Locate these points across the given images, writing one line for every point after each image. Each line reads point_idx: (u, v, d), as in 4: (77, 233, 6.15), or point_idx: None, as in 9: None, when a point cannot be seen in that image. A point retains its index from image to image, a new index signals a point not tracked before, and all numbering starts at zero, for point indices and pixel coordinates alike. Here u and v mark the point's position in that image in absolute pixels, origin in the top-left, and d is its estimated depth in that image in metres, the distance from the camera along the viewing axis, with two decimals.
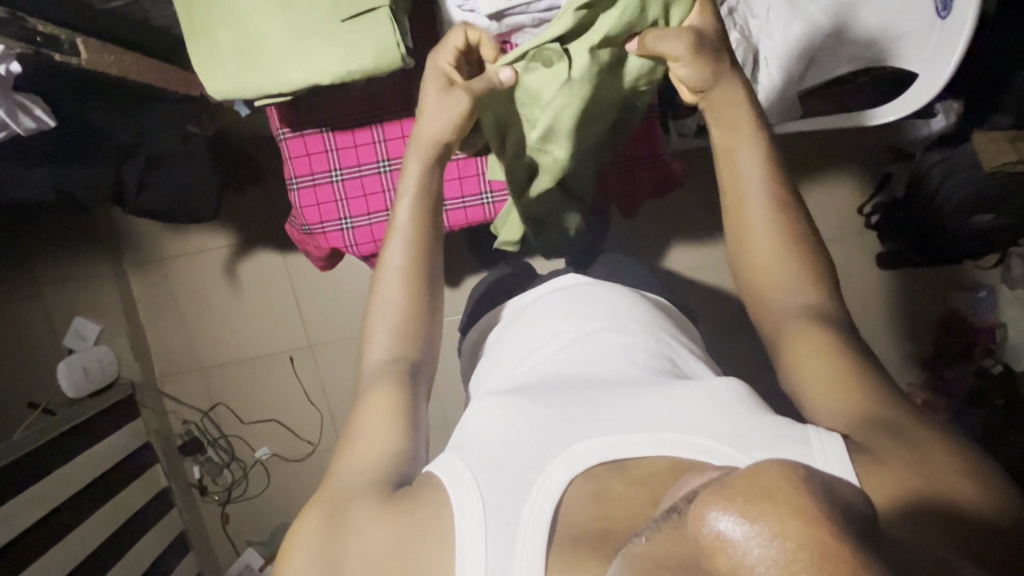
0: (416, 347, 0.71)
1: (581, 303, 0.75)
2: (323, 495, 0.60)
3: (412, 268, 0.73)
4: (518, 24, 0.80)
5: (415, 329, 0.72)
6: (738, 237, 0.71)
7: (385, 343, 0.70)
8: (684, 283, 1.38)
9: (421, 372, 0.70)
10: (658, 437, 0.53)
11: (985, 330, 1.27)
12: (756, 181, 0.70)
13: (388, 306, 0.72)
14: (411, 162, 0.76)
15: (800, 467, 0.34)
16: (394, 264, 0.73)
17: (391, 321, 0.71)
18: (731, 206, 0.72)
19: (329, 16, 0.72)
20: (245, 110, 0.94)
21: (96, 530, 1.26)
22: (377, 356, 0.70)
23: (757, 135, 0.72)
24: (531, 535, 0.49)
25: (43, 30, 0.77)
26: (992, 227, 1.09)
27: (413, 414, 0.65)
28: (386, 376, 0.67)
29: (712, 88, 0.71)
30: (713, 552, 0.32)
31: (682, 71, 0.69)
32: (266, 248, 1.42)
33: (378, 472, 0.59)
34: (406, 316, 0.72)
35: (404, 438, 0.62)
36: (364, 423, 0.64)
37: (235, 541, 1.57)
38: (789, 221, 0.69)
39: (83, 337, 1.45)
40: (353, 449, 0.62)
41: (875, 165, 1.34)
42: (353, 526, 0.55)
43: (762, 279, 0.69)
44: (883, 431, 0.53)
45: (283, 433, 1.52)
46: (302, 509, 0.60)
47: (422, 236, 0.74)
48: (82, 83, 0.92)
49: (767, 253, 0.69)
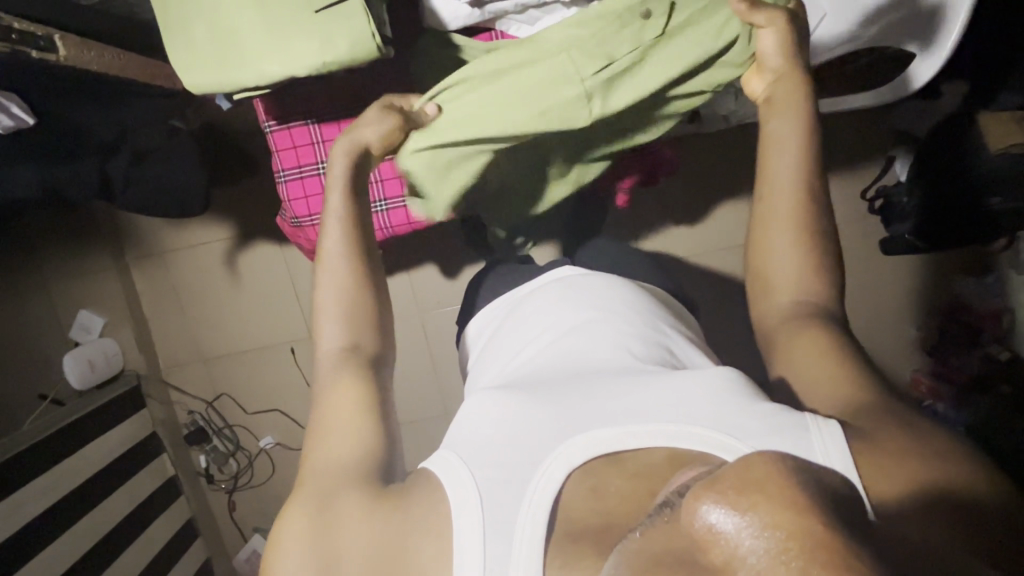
0: (373, 338, 0.71)
1: (574, 293, 0.74)
2: (302, 496, 0.59)
3: (345, 251, 0.73)
4: (502, 10, 0.81)
5: (367, 316, 0.71)
6: (761, 233, 0.70)
7: (335, 331, 0.70)
8: (681, 270, 1.37)
9: (384, 361, 0.71)
10: (656, 428, 0.52)
11: (991, 318, 1.25)
12: (788, 172, 0.70)
13: (337, 296, 0.71)
14: (336, 159, 0.76)
15: (788, 458, 0.34)
16: (333, 251, 0.73)
17: (337, 307, 0.71)
18: (765, 195, 0.71)
19: (304, 7, 0.71)
20: (229, 104, 0.95)
21: (105, 515, 1.30)
22: (332, 345, 0.69)
23: (803, 131, 0.71)
24: (529, 531, 0.49)
25: (19, 27, 0.79)
26: (999, 213, 1.05)
27: (384, 407, 0.65)
28: (350, 365, 0.67)
29: (783, 79, 0.73)
30: (706, 544, 0.32)
31: (770, 41, 0.74)
32: (265, 240, 1.43)
33: (355, 468, 0.59)
34: (354, 305, 0.71)
35: (377, 433, 0.62)
36: (329, 420, 0.63)
37: (242, 529, 1.60)
38: (805, 205, 0.68)
39: (88, 330, 1.48)
40: (325, 446, 0.62)
41: (880, 148, 1.31)
42: (341, 523, 0.56)
43: (767, 275, 0.68)
44: (868, 422, 0.53)
45: (287, 422, 1.54)
46: (282, 512, 0.60)
47: (354, 225, 0.74)
48: (60, 82, 0.92)
49: (779, 251, 0.68)
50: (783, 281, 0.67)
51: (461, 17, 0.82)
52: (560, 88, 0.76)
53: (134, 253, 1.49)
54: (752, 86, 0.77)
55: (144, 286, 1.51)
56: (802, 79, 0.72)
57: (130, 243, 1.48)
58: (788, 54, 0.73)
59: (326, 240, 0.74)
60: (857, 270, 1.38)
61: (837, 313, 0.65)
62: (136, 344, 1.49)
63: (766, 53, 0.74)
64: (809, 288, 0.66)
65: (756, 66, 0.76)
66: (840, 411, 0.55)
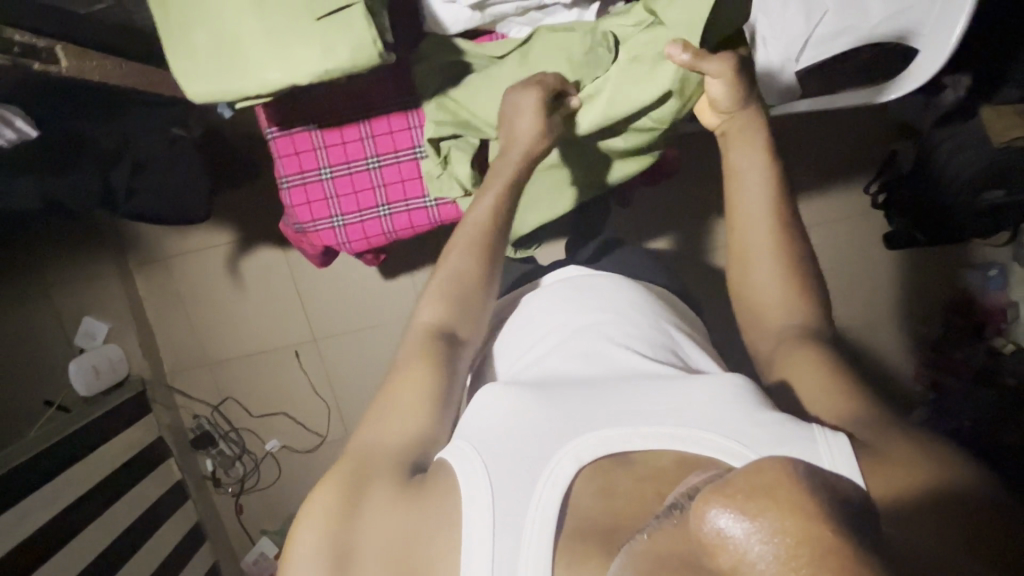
0: (465, 319, 0.69)
1: (585, 293, 0.74)
2: (340, 470, 0.59)
3: (470, 244, 0.72)
4: (502, 12, 0.80)
5: (470, 301, 0.70)
6: (738, 265, 0.71)
7: (435, 309, 0.69)
8: (684, 267, 1.36)
9: (463, 348, 0.68)
10: (662, 430, 0.53)
11: (997, 311, 1.27)
12: (759, 206, 0.71)
13: (448, 278, 0.70)
14: (504, 163, 0.75)
15: (799, 464, 0.34)
16: (464, 239, 0.73)
17: (444, 288, 0.70)
18: (736, 226, 0.72)
19: (304, 15, 0.71)
20: (230, 112, 0.96)
21: (114, 521, 1.31)
22: (424, 322, 0.68)
23: (766, 163, 0.72)
24: (538, 529, 0.49)
25: (21, 39, 0.77)
26: (999, 206, 1.06)
27: (447, 393, 0.64)
28: (426, 346, 0.66)
29: (735, 117, 0.74)
30: (714, 549, 0.32)
31: (717, 89, 0.73)
32: (267, 244, 1.43)
33: (397, 453, 0.59)
34: (465, 288, 0.70)
35: (433, 422, 0.62)
36: (396, 393, 0.63)
37: (250, 532, 1.61)
38: (782, 237, 0.70)
39: (93, 336, 1.49)
40: (382, 419, 0.61)
41: (882, 143, 1.31)
42: (368, 506, 0.56)
43: (755, 300, 0.69)
44: (868, 428, 0.53)
45: (291, 425, 1.54)
46: (331, 465, 0.60)
47: (492, 231, 0.73)
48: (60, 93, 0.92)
49: (763, 279, 0.69)
50: (771, 303, 0.68)
51: (462, 21, 0.81)
52: None
53: (137, 258, 1.49)
54: (706, 119, 0.78)
55: (148, 292, 1.51)
56: (752, 115, 0.74)
57: (133, 249, 1.48)
58: (737, 95, 0.73)
59: (461, 232, 0.73)
60: (860, 266, 1.38)
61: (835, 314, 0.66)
62: (141, 350, 1.50)
63: (712, 97, 0.74)
64: (799, 305, 0.67)
65: (707, 101, 0.75)
66: (847, 415, 0.55)
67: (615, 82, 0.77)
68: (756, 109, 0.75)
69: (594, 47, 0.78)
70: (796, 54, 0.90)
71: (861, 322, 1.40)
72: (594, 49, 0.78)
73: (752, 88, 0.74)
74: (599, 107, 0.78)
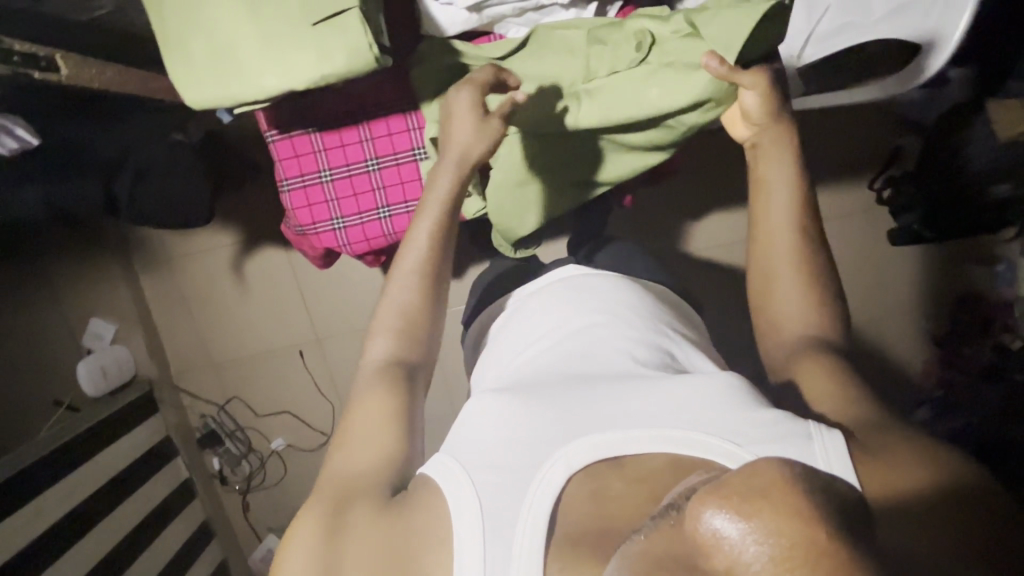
0: (417, 349, 0.70)
1: (580, 295, 0.74)
2: (311, 510, 0.60)
3: (416, 270, 0.72)
4: (498, 14, 0.82)
5: (419, 328, 0.71)
6: (762, 282, 0.71)
7: (384, 344, 0.69)
8: (686, 265, 1.36)
9: (419, 374, 0.69)
10: (656, 432, 0.53)
11: (1002, 306, 1.25)
12: (783, 216, 0.71)
13: (395, 314, 0.71)
14: (443, 174, 0.74)
15: (796, 465, 0.34)
16: (412, 263, 0.72)
17: (392, 321, 0.71)
18: (762, 242, 0.72)
19: (301, 19, 0.71)
20: (230, 117, 0.97)
21: (124, 519, 1.33)
22: (377, 356, 0.69)
23: (795, 172, 0.72)
24: (529, 535, 0.49)
25: (20, 49, 0.78)
26: (1005, 201, 1.07)
27: (409, 419, 0.64)
28: (382, 378, 0.67)
29: (767, 131, 0.74)
30: (709, 550, 0.32)
31: (750, 100, 0.73)
32: (270, 245, 1.44)
33: (366, 481, 0.60)
34: (413, 317, 0.71)
35: (400, 445, 0.62)
36: (356, 427, 0.63)
37: (257, 529, 1.63)
38: (806, 250, 0.69)
39: (99, 338, 1.50)
40: (344, 457, 0.62)
41: (887, 138, 1.29)
42: (346, 538, 0.57)
43: (776, 311, 0.69)
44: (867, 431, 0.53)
45: (295, 423, 1.56)
46: (305, 501, 0.61)
47: (436, 252, 0.73)
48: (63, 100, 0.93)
49: (786, 291, 0.68)
50: (793, 317, 0.67)
51: (459, 23, 0.83)
52: (565, 85, 0.81)
53: (142, 260, 1.50)
54: (737, 132, 0.78)
55: (153, 293, 1.52)
56: (785, 127, 0.74)
57: (138, 251, 1.49)
58: (770, 107, 0.73)
59: (406, 253, 0.73)
60: (865, 262, 1.37)
61: (835, 316, 0.67)
62: (147, 351, 1.51)
63: (746, 109, 0.74)
64: (812, 316, 0.67)
65: (740, 112, 0.75)
66: (848, 417, 0.56)
67: (633, 83, 0.78)
68: (788, 119, 0.74)
69: (628, 49, 0.78)
70: (798, 49, 0.90)
71: (865, 318, 1.39)
72: (626, 51, 0.78)
73: (785, 104, 0.74)
74: (616, 107, 0.78)
